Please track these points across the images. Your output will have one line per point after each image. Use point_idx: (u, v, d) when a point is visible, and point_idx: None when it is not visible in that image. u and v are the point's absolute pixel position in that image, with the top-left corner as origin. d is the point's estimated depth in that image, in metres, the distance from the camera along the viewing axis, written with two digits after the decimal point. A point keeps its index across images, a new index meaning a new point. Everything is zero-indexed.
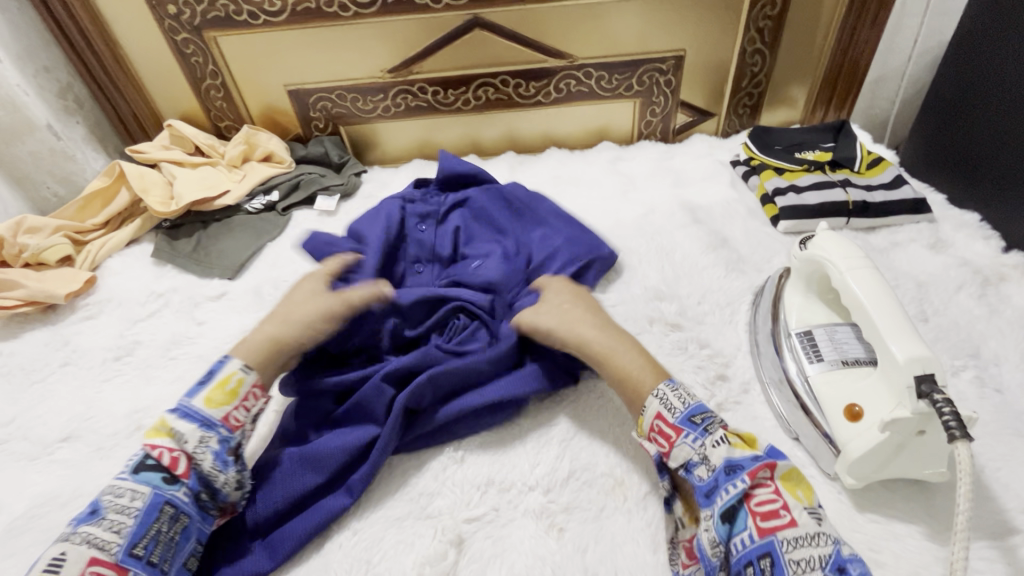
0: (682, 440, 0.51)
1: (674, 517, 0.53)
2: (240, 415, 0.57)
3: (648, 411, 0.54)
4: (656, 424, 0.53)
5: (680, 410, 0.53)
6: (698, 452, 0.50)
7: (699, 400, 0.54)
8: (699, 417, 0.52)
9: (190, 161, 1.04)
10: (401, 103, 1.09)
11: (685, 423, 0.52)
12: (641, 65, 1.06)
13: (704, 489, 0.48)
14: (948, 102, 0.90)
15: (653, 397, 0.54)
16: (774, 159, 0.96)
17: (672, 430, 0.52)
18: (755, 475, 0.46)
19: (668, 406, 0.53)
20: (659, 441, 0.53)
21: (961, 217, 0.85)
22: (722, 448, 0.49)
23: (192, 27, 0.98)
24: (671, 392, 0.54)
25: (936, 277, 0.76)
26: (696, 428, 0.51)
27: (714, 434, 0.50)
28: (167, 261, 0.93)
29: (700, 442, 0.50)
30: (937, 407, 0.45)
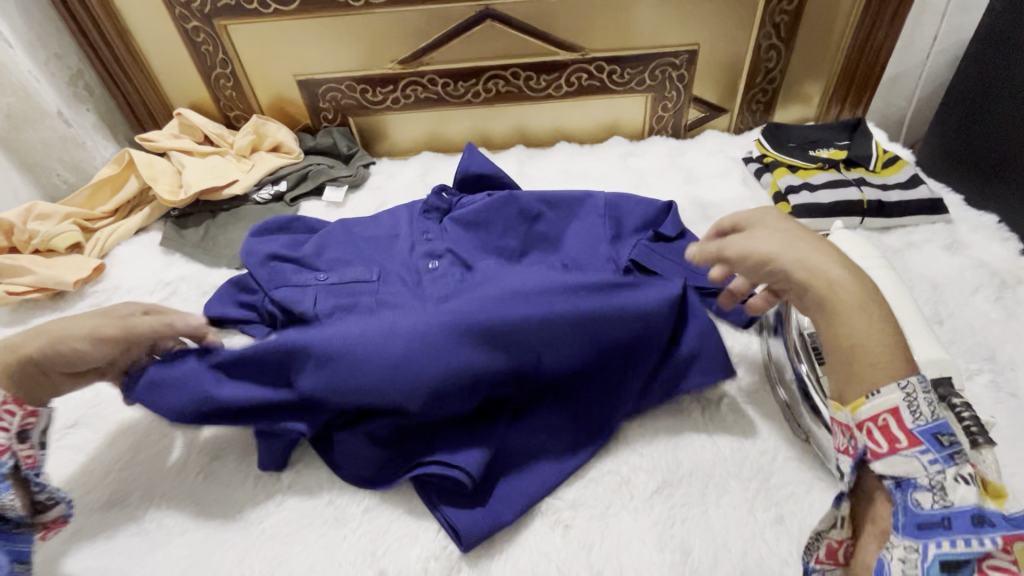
0: (914, 453, 0.39)
1: (835, 516, 0.42)
2: (0, 438, 0.49)
3: (879, 403, 0.40)
4: (875, 424, 0.40)
5: (928, 417, 0.39)
6: (928, 475, 0.38)
7: (946, 413, 0.40)
8: (949, 436, 0.38)
9: (198, 150, 1.03)
10: (411, 95, 1.08)
11: (928, 435, 0.39)
12: (654, 60, 1.04)
13: (915, 520, 0.37)
14: (968, 100, 0.88)
15: (894, 389, 0.39)
16: (788, 156, 0.95)
17: (903, 436, 0.39)
18: (1014, 539, 0.33)
19: (912, 406, 0.39)
20: (867, 443, 0.40)
21: (979, 218, 0.84)
22: (970, 490, 0.36)
23: (203, 15, 0.98)
24: (925, 389, 0.39)
25: (952, 279, 0.75)
26: (941, 450, 0.38)
27: (963, 466, 0.37)
28: (176, 250, 0.93)
29: (942, 468, 0.37)
30: (956, 412, 0.44)
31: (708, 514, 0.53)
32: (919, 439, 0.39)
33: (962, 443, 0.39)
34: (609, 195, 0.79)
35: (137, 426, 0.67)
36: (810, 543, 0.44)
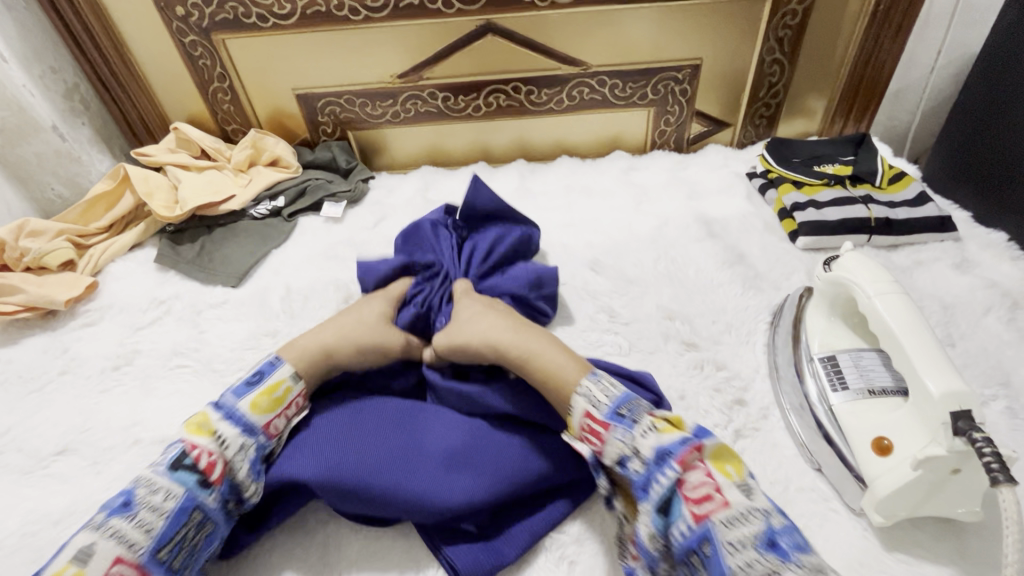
0: (612, 434, 0.51)
1: (617, 514, 0.52)
2: (279, 424, 0.57)
3: (577, 410, 0.53)
4: (585, 422, 0.53)
5: (606, 403, 0.53)
6: (629, 445, 0.50)
7: (625, 390, 0.54)
8: (625, 408, 0.52)
9: (195, 164, 1.02)
10: (411, 109, 1.07)
11: (613, 416, 0.52)
12: (656, 74, 1.04)
13: (640, 484, 0.49)
14: (974, 116, 0.87)
15: (578, 394, 0.54)
16: (793, 172, 0.94)
17: (602, 425, 0.52)
18: (682, 458, 0.47)
19: (594, 403, 0.53)
20: (591, 442, 0.52)
21: (987, 236, 0.82)
22: (651, 436, 0.49)
23: (201, 29, 0.97)
24: (595, 387, 0.54)
25: (963, 299, 0.74)
26: (624, 420, 0.51)
27: (642, 423, 0.51)
28: (170, 267, 0.91)
29: (631, 435, 0.50)
30: (976, 447, 0.43)
31: None
32: (610, 422, 0.51)
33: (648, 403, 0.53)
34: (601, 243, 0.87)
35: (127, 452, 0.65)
36: (623, 544, 0.51)
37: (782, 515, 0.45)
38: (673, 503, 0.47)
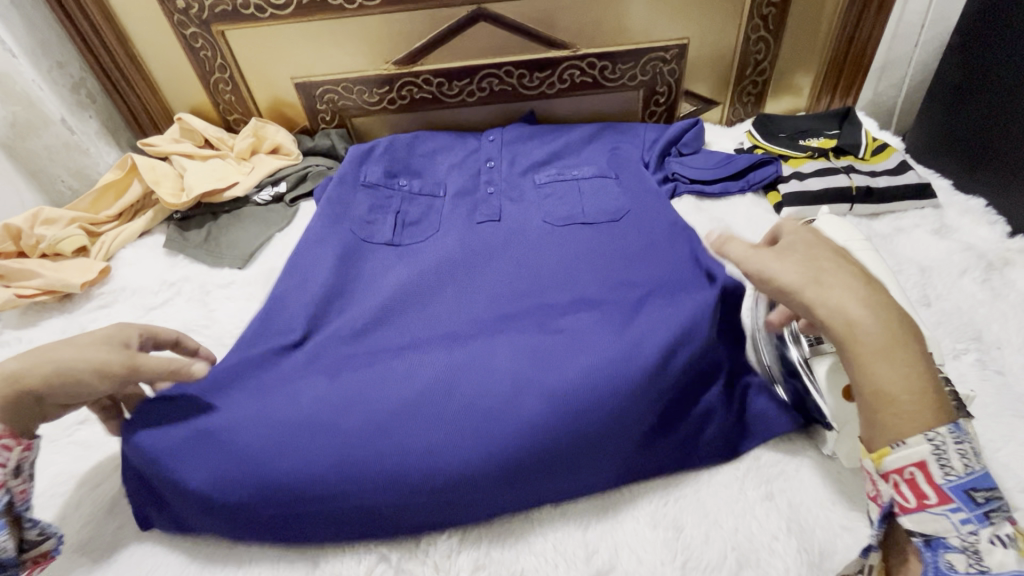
0: (944, 511, 0.40)
1: (859, 565, 0.45)
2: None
3: (906, 454, 0.41)
4: (913, 475, 0.41)
5: (959, 476, 0.40)
6: (964, 539, 0.39)
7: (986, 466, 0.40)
8: (982, 495, 0.39)
9: (199, 153, 1.05)
10: (406, 95, 1.09)
11: (958, 493, 0.40)
12: (646, 55, 1.05)
13: None
14: (954, 86, 0.89)
15: (922, 439, 0.40)
16: (778, 146, 0.97)
17: (935, 493, 0.40)
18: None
19: (943, 460, 0.40)
20: (900, 494, 0.41)
21: (967, 203, 0.85)
22: (1007, 551, 0.38)
23: (200, 21, 0.99)
24: (957, 445, 0.40)
25: (940, 262, 0.77)
26: (974, 509, 0.39)
27: (998, 527, 0.39)
28: (179, 251, 0.95)
29: (974, 529, 0.39)
30: (935, 384, 0.46)
31: (700, 492, 0.56)
32: (949, 497, 0.40)
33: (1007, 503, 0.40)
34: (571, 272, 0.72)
35: None
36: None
37: None
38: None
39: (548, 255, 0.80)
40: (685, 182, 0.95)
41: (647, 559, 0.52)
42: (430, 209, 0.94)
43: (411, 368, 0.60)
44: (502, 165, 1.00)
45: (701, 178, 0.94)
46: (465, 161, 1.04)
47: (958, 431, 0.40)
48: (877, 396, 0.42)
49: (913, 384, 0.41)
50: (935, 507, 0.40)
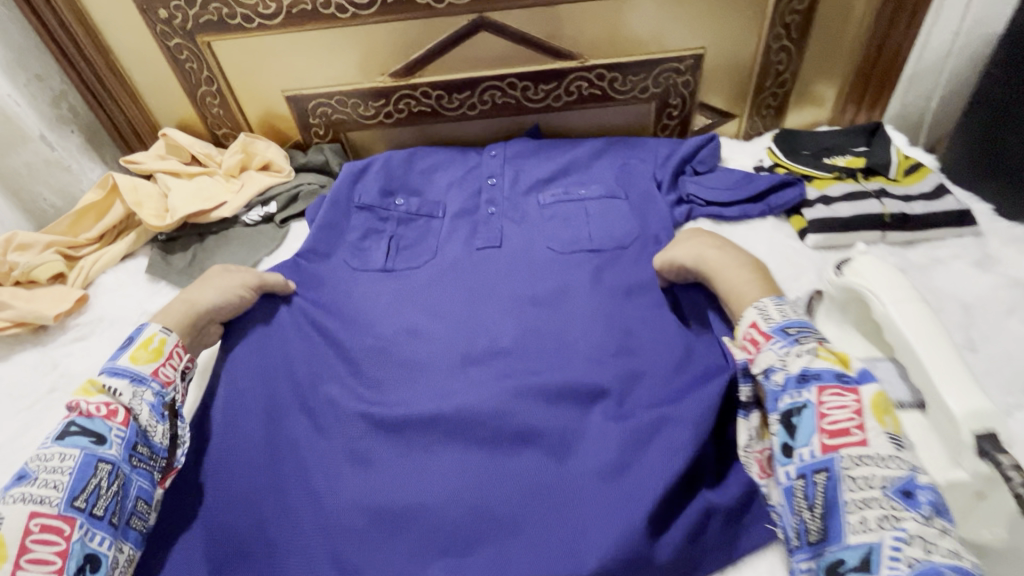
0: (769, 346, 0.54)
1: (748, 426, 0.55)
2: (168, 372, 0.64)
3: (746, 320, 0.57)
4: (750, 329, 0.56)
5: (776, 320, 0.55)
6: (781, 358, 0.52)
7: (801, 315, 0.55)
8: (794, 328, 0.54)
9: (185, 171, 1.00)
10: (404, 108, 1.03)
11: (777, 331, 0.54)
12: (659, 66, 0.99)
13: (774, 395, 0.51)
14: (995, 102, 0.82)
15: (752, 307, 0.57)
16: (801, 165, 0.90)
17: (762, 336, 0.55)
18: (826, 388, 0.49)
19: (766, 316, 0.56)
20: (745, 350, 0.56)
21: (1010, 230, 0.78)
22: (806, 358, 0.51)
23: (185, 32, 0.94)
24: (774, 305, 0.56)
25: (985, 299, 0.70)
26: (788, 337, 0.53)
27: (803, 344, 0.52)
28: (161, 278, 0.90)
29: (788, 349, 0.52)
30: (1006, 473, 0.41)
31: None
32: (771, 335, 0.54)
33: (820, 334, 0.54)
34: (570, 336, 0.72)
35: None
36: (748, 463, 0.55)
37: (923, 471, 0.45)
38: (801, 430, 0.49)
39: (549, 303, 0.77)
40: (700, 204, 0.89)
41: None
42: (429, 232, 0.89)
43: (413, 466, 0.62)
44: (505, 182, 0.94)
45: (717, 200, 0.88)
46: (464, 178, 0.97)
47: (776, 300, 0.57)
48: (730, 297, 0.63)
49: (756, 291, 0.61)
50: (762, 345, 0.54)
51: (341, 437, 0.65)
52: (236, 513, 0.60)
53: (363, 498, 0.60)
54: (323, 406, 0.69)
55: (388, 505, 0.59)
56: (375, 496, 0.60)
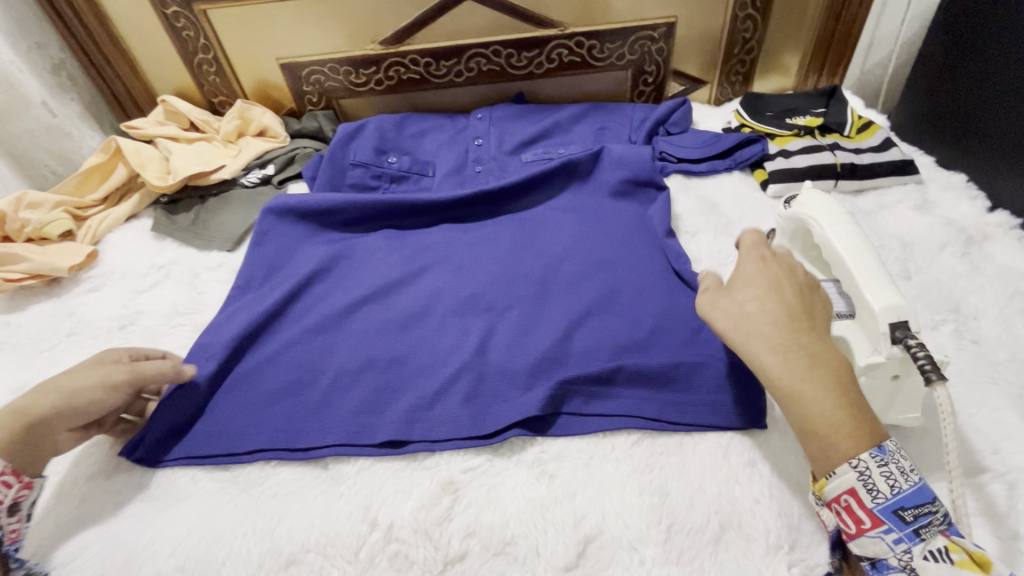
0: (880, 535, 0.43)
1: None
2: None
3: (837, 483, 0.44)
4: (844, 502, 0.44)
5: (884, 499, 0.42)
6: (901, 557, 0.43)
7: (920, 485, 0.43)
8: (913, 514, 0.42)
9: (185, 136, 1.04)
10: (393, 76, 1.08)
11: (888, 514, 0.43)
12: (634, 33, 1.05)
13: None
14: (937, 64, 0.90)
15: (848, 467, 0.43)
16: (764, 125, 0.98)
17: (866, 515, 0.43)
18: None
19: (869, 486, 0.43)
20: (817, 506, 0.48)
21: (948, 178, 0.86)
22: (941, 566, 0.41)
23: (182, 0, 0.98)
24: (878, 470, 0.43)
25: (921, 237, 0.78)
26: (908, 532, 0.42)
27: (930, 543, 0.42)
28: (167, 235, 0.95)
29: (908, 547, 0.42)
30: (911, 351, 0.47)
31: (684, 460, 0.57)
32: (881, 521, 0.43)
33: (942, 513, 0.43)
34: (553, 262, 0.73)
35: None
36: None
37: None
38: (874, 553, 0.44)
39: (532, 235, 0.78)
40: (672, 162, 0.96)
41: (634, 524, 0.52)
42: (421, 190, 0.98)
43: (406, 385, 0.64)
44: (490, 143, 1.02)
45: (688, 157, 0.95)
46: (453, 141, 1.04)
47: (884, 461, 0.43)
48: (809, 429, 0.46)
49: (839, 413, 0.45)
50: (858, 527, 0.44)
51: (324, 361, 0.67)
52: (224, 419, 0.63)
53: (335, 419, 0.62)
54: (312, 335, 0.69)
55: (359, 428, 0.61)
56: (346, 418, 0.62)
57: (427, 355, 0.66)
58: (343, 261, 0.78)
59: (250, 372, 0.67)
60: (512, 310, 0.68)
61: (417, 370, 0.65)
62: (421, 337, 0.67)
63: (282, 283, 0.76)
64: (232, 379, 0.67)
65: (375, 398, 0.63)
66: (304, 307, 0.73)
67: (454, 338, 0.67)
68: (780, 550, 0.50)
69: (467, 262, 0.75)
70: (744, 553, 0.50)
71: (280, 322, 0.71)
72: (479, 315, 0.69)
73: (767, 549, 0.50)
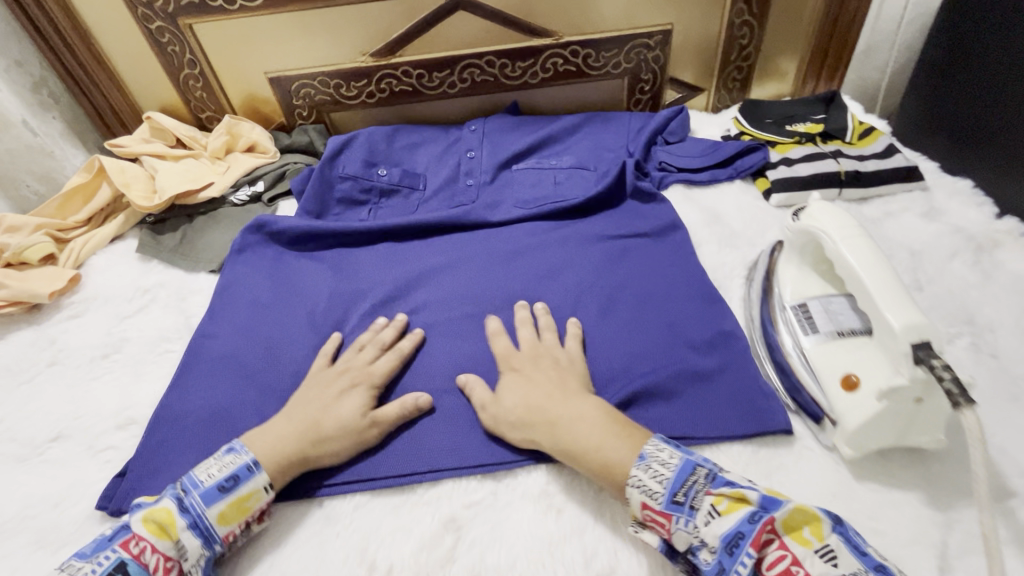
0: (674, 526, 0.46)
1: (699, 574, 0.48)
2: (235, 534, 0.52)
3: (633, 500, 0.49)
4: (647, 514, 0.48)
5: (661, 493, 0.47)
6: (693, 534, 0.46)
7: (680, 463, 0.49)
8: (682, 493, 0.47)
9: (171, 154, 1.01)
10: (385, 88, 1.06)
11: (670, 505, 0.47)
12: (629, 42, 1.03)
13: (712, 573, 0.44)
14: (940, 67, 0.88)
15: (630, 485, 0.49)
16: (765, 132, 0.96)
17: (661, 515, 0.47)
18: (754, 542, 0.42)
19: (648, 491, 0.48)
20: (656, 527, 0.48)
21: (954, 184, 0.84)
22: (714, 523, 0.44)
23: (166, 14, 0.95)
24: (646, 473, 0.48)
25: (931, 245, 0.76)
26: (683, 508, 0.46)
27: (702, 508, 0.46)
28: (153, 257, 0.92)
29: (690, 523, 0.46)
30: (937, 374, 0.45)
31: None
32: (669, 513, 0.47)
33: (706, 475, 0.48)
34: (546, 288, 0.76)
35: (118, 434, 0.67)
36: None
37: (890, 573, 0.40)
38: None
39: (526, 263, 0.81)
40: (672, 171, 0.94)
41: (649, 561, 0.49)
42: (414, 204, 0.96)
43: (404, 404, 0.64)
44: (483, 155, 1.00)
45: (688, 167, 0.94)
46: (445, 154, 1.02)
47: (764, 504, 0.44)
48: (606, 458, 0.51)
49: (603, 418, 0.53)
50: (752, 544, 0.42)
51: None
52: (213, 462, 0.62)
53: None
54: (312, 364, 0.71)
55: None
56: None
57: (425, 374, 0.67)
58: (346, 287, 0.81)
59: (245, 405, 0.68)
60: (507, 331, 0.71)
61: (417, 385, 0.66)
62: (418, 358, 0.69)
63: (281, 314, 0.78)
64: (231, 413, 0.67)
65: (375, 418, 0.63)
66: (304, 336, 0.75)
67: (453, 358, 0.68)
68: None
69: (462, 289, 0.78)
70: None
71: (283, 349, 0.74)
72: (476, 336, 0.71)
73: None
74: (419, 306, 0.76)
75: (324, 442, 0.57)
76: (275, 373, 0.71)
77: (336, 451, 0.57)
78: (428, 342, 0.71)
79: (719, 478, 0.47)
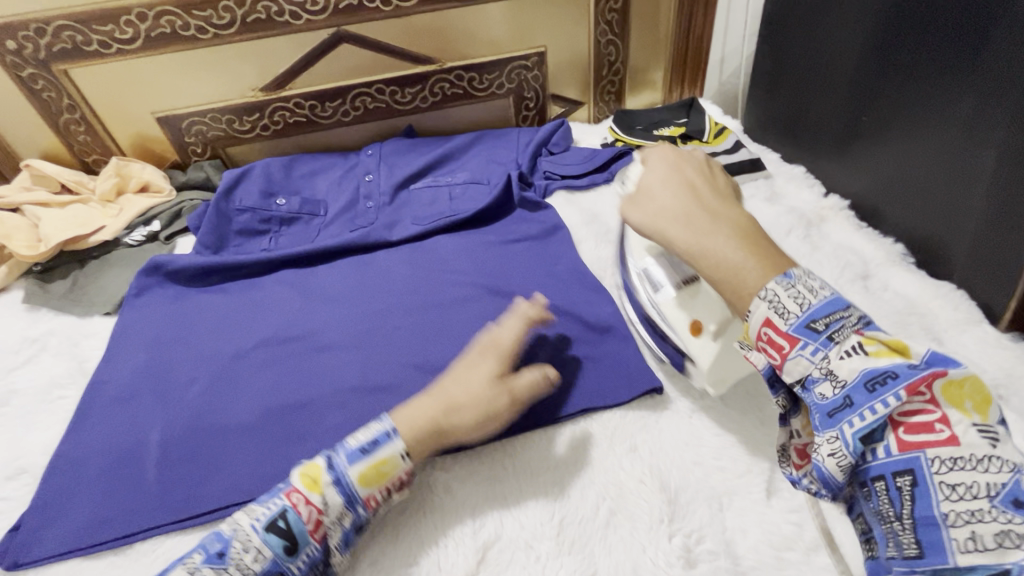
0: (797, 351, 0.44)
1: (790, 427, 0.49)
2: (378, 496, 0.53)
3: (755, 317, 0.46)
4: (765, 331, 0.45)
5: (796, 315, 0.44)
6: (820, 365, 0.43)
7: (829, 297, 0.45)
8: (824, 323, 0.43)
9: (56, 201, 0.99)
10: (280, 120, 1.09)
11: (802, 330, 0.44)
12: (508, 64, 1.12)
13: (826, 409, 0.42)
14: (769, 72, 1.03)
15: (758, 300, 0.45)
16: (635, 138, 1.07)
17: (784, 339, 0.44)
18: (911, 390, 0.39)
19: (780, 310, 0.44)
20: (771, 349, 0.45)
21: (791, 171, 0.98)
22: (856, 359, 0.42)
23: (38, 61, 0.94)
24: (783, 293, 0.45)
25: (771, 224, 0.88)
26: (819, 335, 0.43)
27: (843, 343, 0.43)
28: (41, 306, 0.89)
29: (824, 354, 0.43)
30: None
31: (576, 455, 0.60)
32: (797, 337, 0.44)
33: (857, 318, 0.44)
34: (443, 297, 0.81)
35: (10, 484, 0.66)
36: (782, 454, 0.50)
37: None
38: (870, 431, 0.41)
39: (423, 275, 0.85)
40: (557, 179, 1.03)
41: (529, 523, 0.55)
42: (317, 229, 0.99)
43: (311, 421, 0.68)
44: (381, 177, 1.04)
45: (571, 174, 1.02)
46: (344, 179, 1.05)
47: (928, 360, 0.41)
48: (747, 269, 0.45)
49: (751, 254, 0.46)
50: (905, 388, 0.39)
51: (227, 416, 0.69)
52: (114, 503, 0.62)
53: (240, 469, 0.64)
54: (212, 395, 0.71)
55: (261, 475, 0.63)
56: (251, 467, 0.64)
57: (331, 391, 0.70)
58: (248, 315, 0.82)
59: (143, 442, 0.67)
60: (405, 339, 0.75)
61: (322, 404, 0.69)
62: (322, 377, 0.72)
63: (179, 348, 0.78)
64: (128, 452, 0.66)
65: (284, 440, 0.66)
66: (203, 366, 0.75)
67: (356, 370, 0.72)
68: (663, 523, 0.54)
69: (365, 306, 0.81)
70: (631, 532, 0.54)
71: (180, 381, 0.73)
72: (378, 348, 0.75)
73: (650, 524, 0.54)
74: (322, 327, 0.78)
75: (456, 409, 0.57)
76: (173, 405, 0.70)
77: (463, 417, 0.57)
78: (333, 360, 0.74)
79: (870, 325, 0.44)
